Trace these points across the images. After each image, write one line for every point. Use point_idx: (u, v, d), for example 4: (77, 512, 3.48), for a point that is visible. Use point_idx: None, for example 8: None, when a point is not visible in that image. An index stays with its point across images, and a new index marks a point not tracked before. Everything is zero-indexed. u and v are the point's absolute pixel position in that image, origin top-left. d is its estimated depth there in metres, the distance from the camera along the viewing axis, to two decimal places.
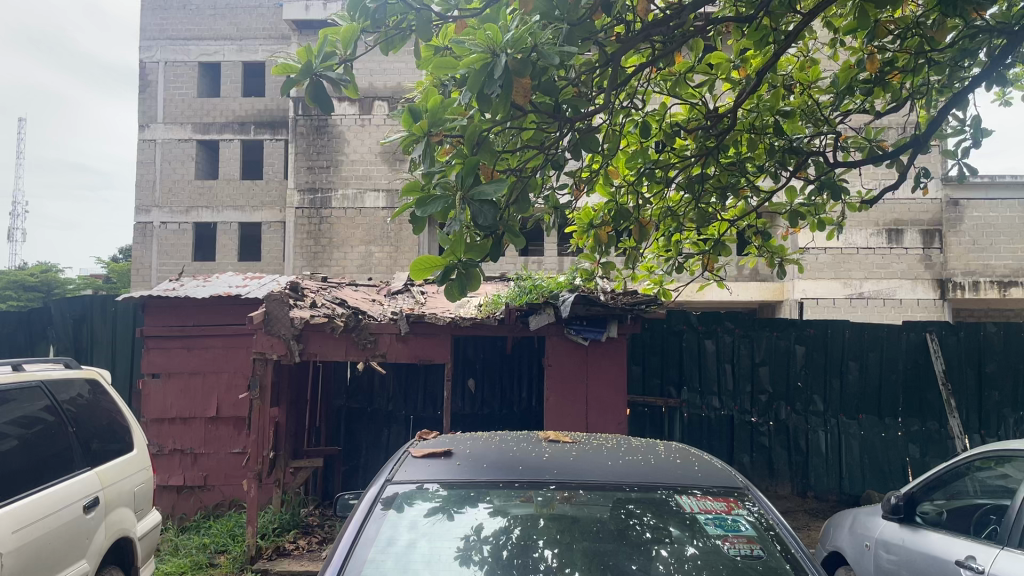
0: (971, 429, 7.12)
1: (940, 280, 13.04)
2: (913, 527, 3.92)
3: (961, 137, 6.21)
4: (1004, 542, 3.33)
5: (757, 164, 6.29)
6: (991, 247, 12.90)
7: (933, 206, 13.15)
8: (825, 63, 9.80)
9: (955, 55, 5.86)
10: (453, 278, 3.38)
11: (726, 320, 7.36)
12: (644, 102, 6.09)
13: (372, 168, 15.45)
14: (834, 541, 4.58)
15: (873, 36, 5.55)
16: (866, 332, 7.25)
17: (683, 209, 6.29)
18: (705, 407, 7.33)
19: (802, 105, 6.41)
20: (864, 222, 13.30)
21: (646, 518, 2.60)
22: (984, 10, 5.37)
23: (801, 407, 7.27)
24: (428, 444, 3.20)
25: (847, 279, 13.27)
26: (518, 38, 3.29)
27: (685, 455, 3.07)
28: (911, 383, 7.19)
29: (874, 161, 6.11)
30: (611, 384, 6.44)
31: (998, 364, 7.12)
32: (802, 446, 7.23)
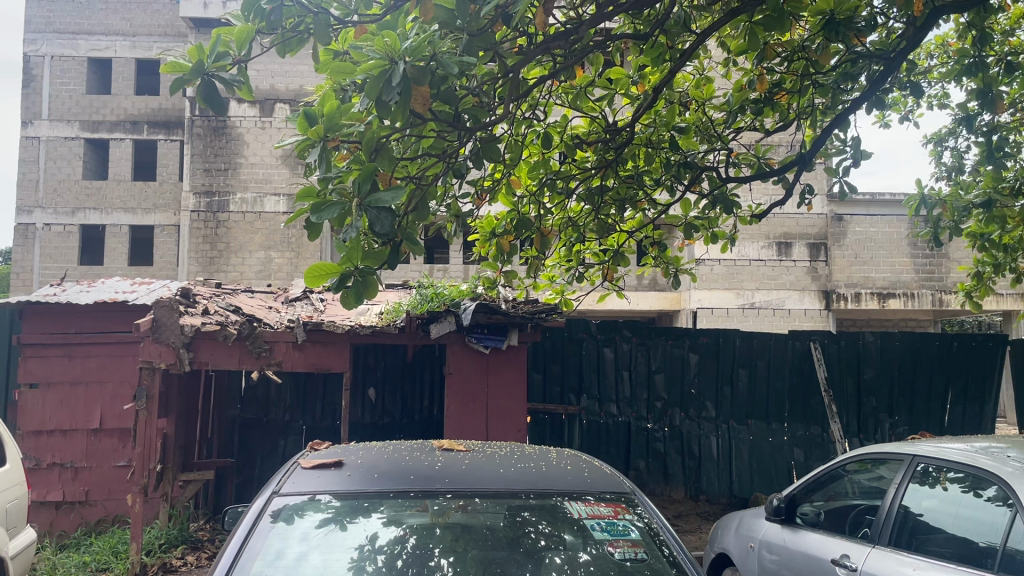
0: (851, 433, 7.52)
1: (825, 291, 13.66)
2: (793, 528, 4.10)
3: (843, 156, 6.56)
4: (875, 541, 3.53)
5: (655, 178, 6.49)
6: (871, 261, 13.72)
7: (819, 221, 13.79)
8: (718, 82, 10.25)
9: (837, 77, 6.13)
10: (349, 285, 3.37)
11: (624, 329, 7.49)
12: (546, 113, 6.20)
13: (273, 172, 15.12)
14: (721, 543, 4.72)
15: (762, 58, 5.84)
16: (755, 340, 7.51)
17: (583, 220, 6.44)
18: (604, 413, 7.42)
19: (697, 122, 6.68)
20: (756, 234, 13.76)
21: (541, 527, 2.63)
22: (864, 38, 5.69)
23: (693, 413, 7.48)
24: (318, 455, 3.13)
25: (739, 289, 13.64)
26: (417, 46, 3.30)
27: (576, 461, 3.13)
28: (796, 389, 7.51)
29: (763, 176, 6.38)
30: (511, 393, 6.49)
31: (875, 371, 7.56)
32: (695, 451, 7.43)
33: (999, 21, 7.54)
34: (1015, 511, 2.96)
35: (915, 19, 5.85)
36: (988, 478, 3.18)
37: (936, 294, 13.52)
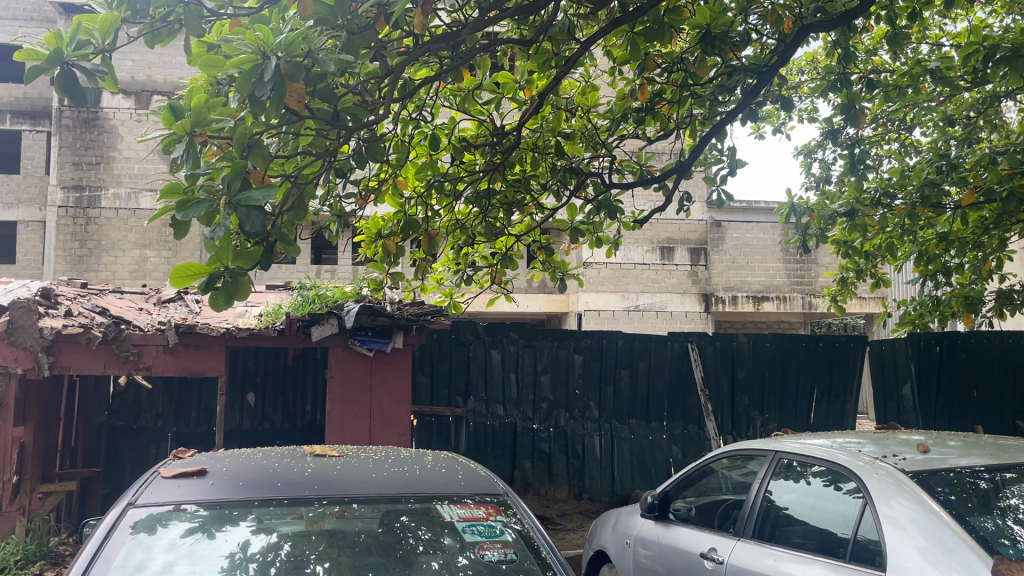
0: (725, 431, 7.80)
1: (704, 294, 14.20)
2: (665, 523, 4.23)
3: (720, 166, 6.82)
4: (739, 533, 3.70)
5: (542, 182, 6.56)
6: (747, 265, 14.36)
7: (699, 227, 14.31)
8: (603, 89, 10.49)
9: (715, 90, 6.38)
10: (218, 286, 3.25)
11: (511, 331, 7.49)
12: (433, 114, 6.17)
13: (150, 166, 14.47)
14: (598, 540, 4.82)
15: (644, 68, 6.02)
16: (636, 342, 7.70)
17: (471, 223, 6.45)
18: (490, 415, 7.40)
19: (582, 128, 6.80)
20: (640, 239, 14.09)
21: (420, 532, 2.62)
22: (738, 52, 5.95)
23: (578, 413, 7.58)
24: (180, 463, 3.01)
25: (625, 292, 13.92)
26: (291, 42, 3.25)
27: (451, 464, 3.12)
28: (675, 389, 7.75)
29: (645, 183, 6.53)
30: (394, 395, 6.43)
31: (748, 370, 7.87)
32: (578, 451, 7.52)
33: (861, 41, 8.04)
34: (865, 503, 3.16)
35: (786, 36, 6.17)
36: (842, 472, 3.39)
37: (806, 297, 14.45)
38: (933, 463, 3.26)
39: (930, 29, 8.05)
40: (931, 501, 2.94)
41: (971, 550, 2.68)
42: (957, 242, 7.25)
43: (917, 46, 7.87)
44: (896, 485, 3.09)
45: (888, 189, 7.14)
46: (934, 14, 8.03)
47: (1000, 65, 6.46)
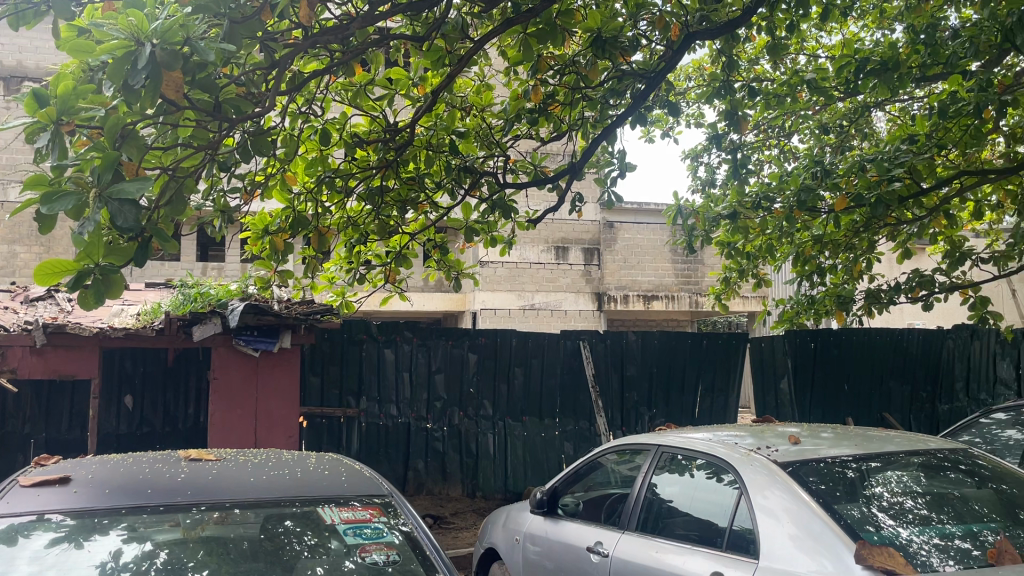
0: (615, 426, 7.83)
1: (597, 293, 14.48)
2: (554, 520, 4.29)
3: (612, 167, 6.96)
4: (624, 527, 3.79)
5: (435, 180, 6.52)
6: (638, 265, 14.76)
7: (592, 227, 14.58)
8: (498, 90, 10.52)
9: (606, 93, 6.52)
10: (87, 284, 3.08)
11: (405, 329, 7.28)
12: (323, 109, 6.04)
13: (19, 157, 13.59)
14: (488, 538, 4.84)
15: (536, 69, 6.10)
16: (530, 340, 7.60)
17: (364, 220, 6.39)
18: (383, 415, 7.17)
19: (476, 127, 6.80)
20: (536, 239, 14.23)
21: (305, 538, 2.57)
22: (628, 57, 6.10)
23: (472, 411, 7.43)
24: (40, 472, 2.84)
25: (521, 291, 14.00)
26: (167, 29, 3.12)
27: (334, 466, 3.06)
28: (567, 386, 7.72)
29: (539, 184, 6.59)
30: (281, 396, 6.27)
31: (637, 367, 7.93)
32: (472, 449, 7.39)
33: (744, 50, 8.38)
34: (740, 494, 3.29)
35: (673, 42, 6.36)
36: (719, 464, 3.52)
37: (693, 296, 14.98)
38: (806, 454, 3.42)
39: (806, 41, 8.47)
40: (800, 490, 3.09)
41: (836, 535, 2.83)
42: (830, 244, 7.73)
43: (795, 56, 8.28)
44: (769, 476, 3.22)
45: (768, 193, 7.48)
46: (811, 28, 8.45)
47: (869, 77, 6.86)
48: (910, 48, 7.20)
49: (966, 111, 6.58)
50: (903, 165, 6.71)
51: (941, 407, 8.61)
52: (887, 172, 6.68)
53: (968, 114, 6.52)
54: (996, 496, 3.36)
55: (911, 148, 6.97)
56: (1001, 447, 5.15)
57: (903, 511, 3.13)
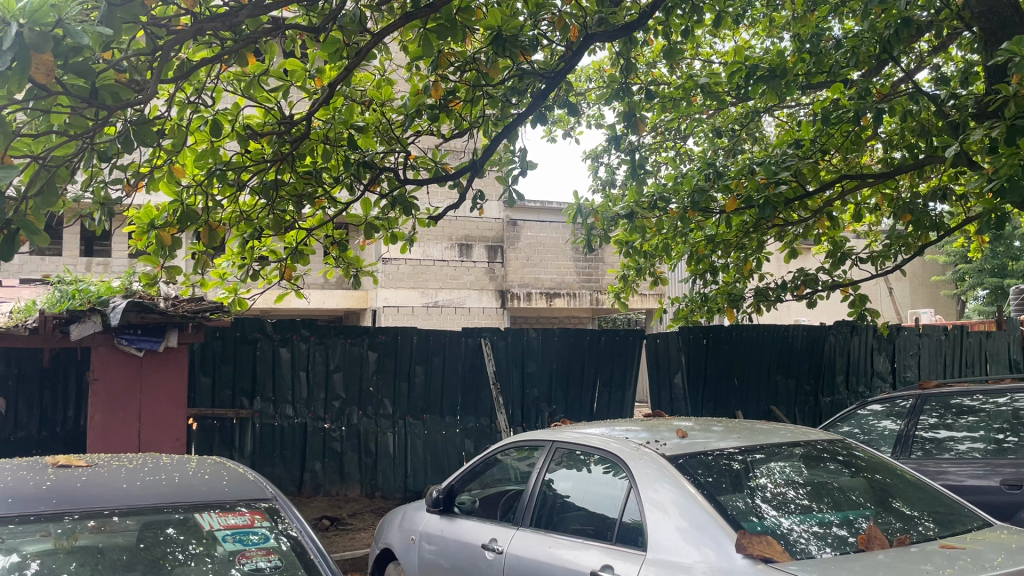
0: (515, 423, 7.76)
1: (501, 291, 14.53)
2: (449, 518, 4.27)
3: (513, 166, 6.99)
4: (518, 523, 3.81)
5: (334, 175, 6.39)
6: (540, 263, 14.90)
7: (496, 225, 14.62)
8: (399, 85, 10.40)
9: (507, 91, 6.55)
10: None
11: (302, 328, 7.10)
12: (214, 99, 5.82)
13: None
14: (384, 538, 4.78)
15: (437, 65, 6.05)
16: (431, 338, 7.51)
17: (258, 215, 6.22)
18: (277, 416, 6.99)
19: (376, 122, 6.70)
20: (439, 236, 14.15)
21: (187, 548, 2.48)
22: (528, 56, 6.14)
23: (370, 411, 7.30)
24: None
25: (424, 289, 13.88)
26: (38, 8, 2.93)
27: (215, 470, 2.95)
28: (468, 383, 7.65)
29: (439, 181, 6.52)
30: (168, 397, 6.02)
31: (538, 364, 7.84)
32: (371, 448, 7.27)
33: (642, 53, 8.57)
34: (630, 487, 3.35)
35: (572, 43, 6.43)
36: (609, 458, 3.57)
37: (594, 294, 15.25)
38: (694, 447, 3.51)
39: (701, 47, 8.73)
40: (687, 483, 3.16)
41: (719, 526, 2.92)
42: (722, 244, 8.05)
43: (690, 61, 8.52)
44: (657, 470, 3.29)
45: (664, 193, 7.68)
46: (706, 34, 8.71)
47: (759, 83, 7.14)
48: (797, 57, 7.52)
49: (847, 117, 6.91)
50: (789, 168, 7.02)
51: (823, 399, 9.04)
52: (774, 175, 6.97)
53: (848, 120, 6.87)
54: (870, 485, 3.53)
55: (796, 153, 7.28)
56: (876, 438, 5.44)
57: (785, 501, 3.26)
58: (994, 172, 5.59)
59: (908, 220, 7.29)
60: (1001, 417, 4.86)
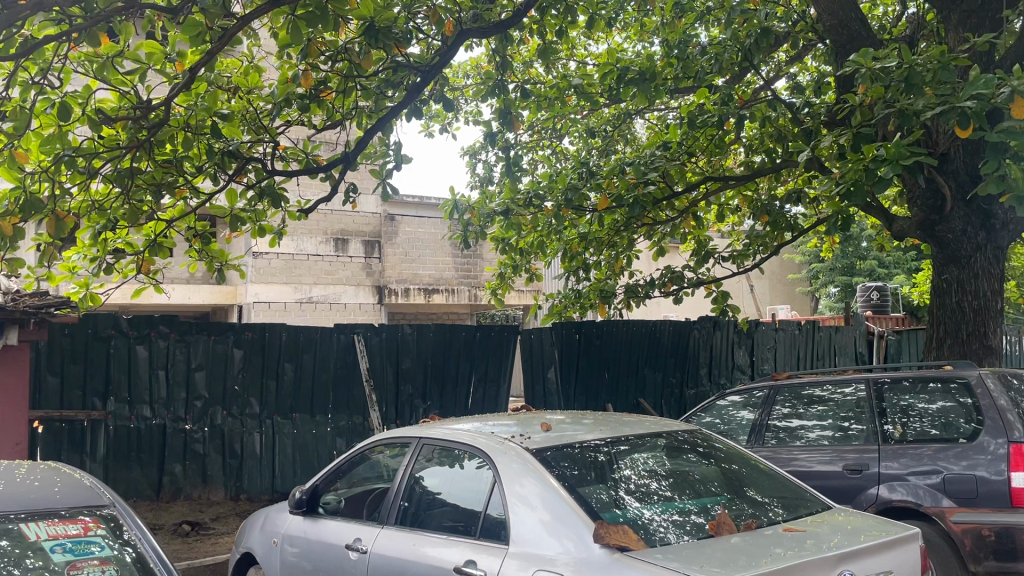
0: (389, 421, 7.61)
1: (377, 287, 14.33)
2: (313, 519, 4.17)
3: (387, 160, 6.89)
4: (382, 522, 3.76)
5: (196, 164, 6.11)
6: (418, 259, 14.80)
7: (373, 220, 14.42)
8: (268, 73, 10.05)
9: (380, 83, 6.45)
10: None
11: (161, 324, 6.76)
12: (62, 80, 5.45)
13: None
14: (244, 542, 4.61)
15: (306, 53, 5.87)
16: (301, 334, 7.28)
17: (112, 205, 5.89)
18: (134, 417, 6.62)
19: (242, 110, 6.44)
20: (313, 230, 13.82)
21: (14, 562, 2.29)
22: (403, 48, 6.06)
23: (236, 411, 7.03)
24: None
25: (297, 284, 13.49)
26: None
27: (48, 476, 2.75)
28: (340, 381, 7.45)
29: (309, 172, 6.31)
30: (8, 399, 5.60)
31: (412, 360, 7.71)
32: (236, 449, 7.00)
33: (519, 51, 8.65)
34: (494, 481, 3.36)
35: (447, 38, 6.39)
36: (474, 453, 3.56)
37: (471, 290, 15.33)
38: (560, 440, 3.54)
39: (576, 49, 8.90)
40: (550, 477, 3.19)
41: (578, 517, 2.96)
42: (594, 242, 8.25)
43: (564, 61, 8.67)
44: (522, 465, 3.30)
45: (539, 191, 7.77)
46: (581, 36, 8.88)
47: (629, 86, 7.34)
48: (666, 62, 7.77)
49: (711, 122, 7.19)
50: (657, 169, 7.27)
51: (688, 391, 9.40)
52: (643, 175, 7.18)
53: (713, 125, 7.16)
54: (725, 474, 3.68)
55: (664, 154, 7.54)
56: (734, 428, 5.69)
57: (648, 492, 3.36)
58: (841, 176, 5.85)
59: (766, 220, 7.69)
60: (846, 405, 5.15)
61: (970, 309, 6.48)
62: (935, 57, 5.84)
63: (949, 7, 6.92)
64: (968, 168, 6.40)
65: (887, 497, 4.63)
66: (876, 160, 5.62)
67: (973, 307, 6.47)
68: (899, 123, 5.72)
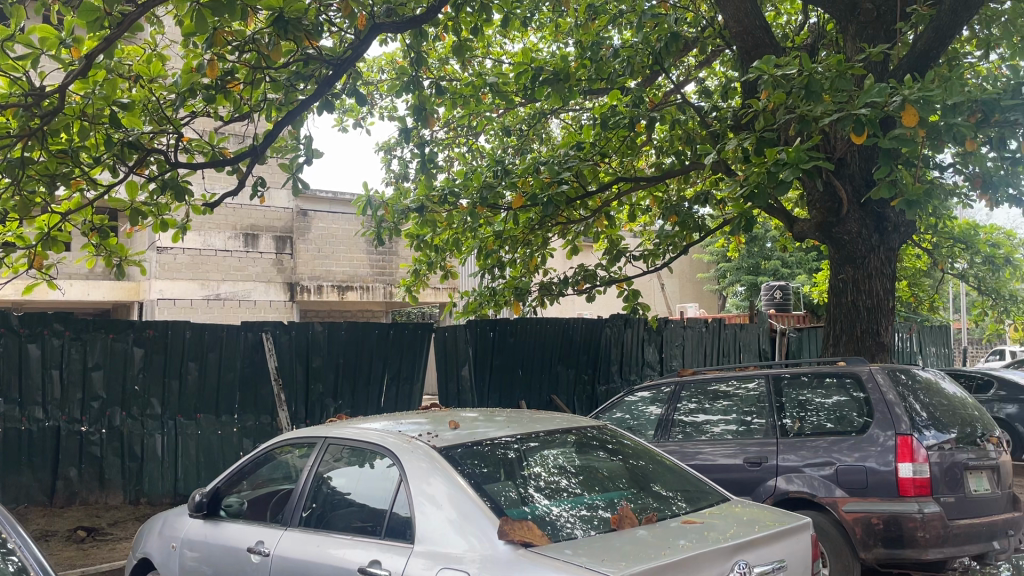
0: (298, 420, 7.43)
1: (289, 284, 14.05)
2: (214, 522, 4.05)
3: (297, 154, 6.74)
4: (286, 523, 3.69)
5: (93, 155, 5.87)
6: (331, 255, 14.58)
7: (285, 215, 14.13)
8: (171, 62, 9.72)
9: (291, 76, 6.37)
10: None
11: (54, 322, 6.47)
12: None
13: None
14: (142, 547, 4.45)
15: (211, 42, 5.66)
16: (206, 332, 7.06)
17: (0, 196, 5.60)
18: (25, 419, 6.31)
19: (143, 100, 6.20)
20: (222, 225, 13.44)
21: None
22: (314, 40, 5.94)
23: (136, 411, 6.77)
24: None
25: (204, 280, 13.08)
26: None
27: None
28: (247, 380, 7.24)
29: (214, 166, 6.11)
30: None
31: (323, 358, 7.56)
32: (136, 452, 6.74)
33: (434, 48, 8.63)
34: (400, 480, 3.33)
35: (360, 32, 6.30)
36: (381, 451, 3.53)
37: (386, 287, 15.20)
38: (470, 437, 3.53)
39: (492, 47, 8.92)
40: (457, 476, 3.18)
41: (484, 514, 2.97)
42: (509, 240, 8.29)
43: (480, 59, 8.69)
44: (428, 463, 3.28)
45: (454, 189, 7.76)
46: (496, 34, 8.92)
47: (544, 86, 7.41)
48: (580, 63, 7.89)
49: (623, 124, 7.31)
50: (571, 169, 7.36)
51: (600, 388, 9.55)
52: (557, 175, 7.25)
53: (624, 126, 7.28)
54: (632, 470, 3.75)
55: (578, 154, 7.65)
56: (643, 423, 5.79)
57: (556, 489, 3.40)
58: (746, 179, 6.06)
59: (675, 221, 7.88)
60: (749, 400, 5.31)
61: (864, 308, 6.79)
62: (833, 65, 6.09)
63: (847, 18, 7.23)
64: (862, 172, 6.71)
65: (784, 488, 4.82)
66: (778, 163, 5.82)
67: (867, 306, 6.77)
68: (799, 128, 5.94)
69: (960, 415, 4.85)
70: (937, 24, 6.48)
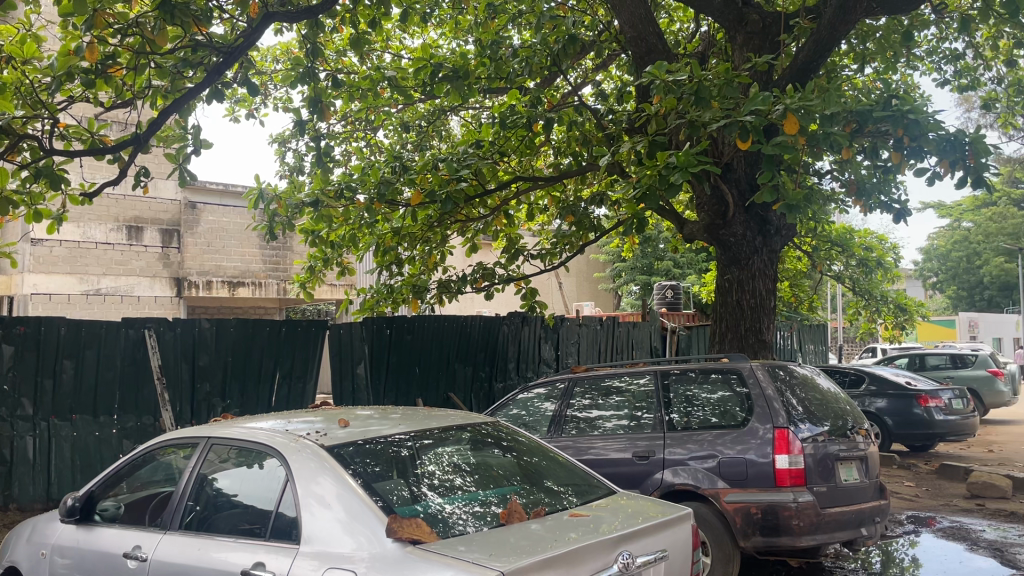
0: (183, 421, 7.14)
1: (176, 279, 13.55)
2: (88, 527, 3.86)
3: (184, 145, 6.49)
4: (165, 527, 3.55)
5: None
6: (222, 249, 14.14)
7: (172, 207, 13.60)
8: (46, 41, 9.17)
9: (177, 63, 6.07)
10: None
11: None
12: None
13: None
14: (9, 555, 4.20)
15: (91, 24, 5.37)
16: (83, 329, 6.71)
17: None
18: None
19: (15, 81, 5.83)
20: (103, 216, 12.81)
21: None
22: (203, 26, 5.73)
23: (5, 412, 6.41)
24: None
25: (83, 274, 12.42)
26: None
27: None
28: (128, 379, 6.90)
29: (93, 154, 5.80)
30: None
31: (210, 356, 7.28)
32: (5, 455, 6.39)
33: (331, 40, 8.49)
34: (287, 480, 3.25)
35: (252, 21, 6.14)
36: (268, 451, 3.44)
37: (280, 283, 14.86)
38: (362, 435, 3.49)
39: (391, 41, 8.84)
40: (347, 477, 3.12)
41: (373, 514, 2.94)
42: (407, 237, 8.23)
43: (379, 53, 8.60)
44: (316, 463, 3.21)
45: (350, 184, 7.61)
46: (394, 29, 8.85)
47: (443, 82, 7.40)
48: (479, 61, 7.93)
49: (521, 123, 7.37)
50: (470, 167, 7.35)
51: (497, 385, 9.60)
52: (456, 172, 7.22)
53: (523, 126, 7.31)
54: (525, 467, 3.79)
55: (476, 152, 7.65)
56: (538, 419, 5.85)
57: (450, 487, 3.41)
58: (638, 181, 6.22)
59: (571, 221, 8.03)
60: (640, 396, 5.45)
61: (748, 307, 7.08)
62: (721, 74, 6.34)
63: (735, 28, 7.51)
64: (748, 177, 6.97)
65: (671, 481, 4.97)
66: (669, 166, 5.99)
67: (750, 305, 7.07)
68: (689, 132, 6.11)
69: (833, 409, 5.13)
70: (817, 37, 6.81)
